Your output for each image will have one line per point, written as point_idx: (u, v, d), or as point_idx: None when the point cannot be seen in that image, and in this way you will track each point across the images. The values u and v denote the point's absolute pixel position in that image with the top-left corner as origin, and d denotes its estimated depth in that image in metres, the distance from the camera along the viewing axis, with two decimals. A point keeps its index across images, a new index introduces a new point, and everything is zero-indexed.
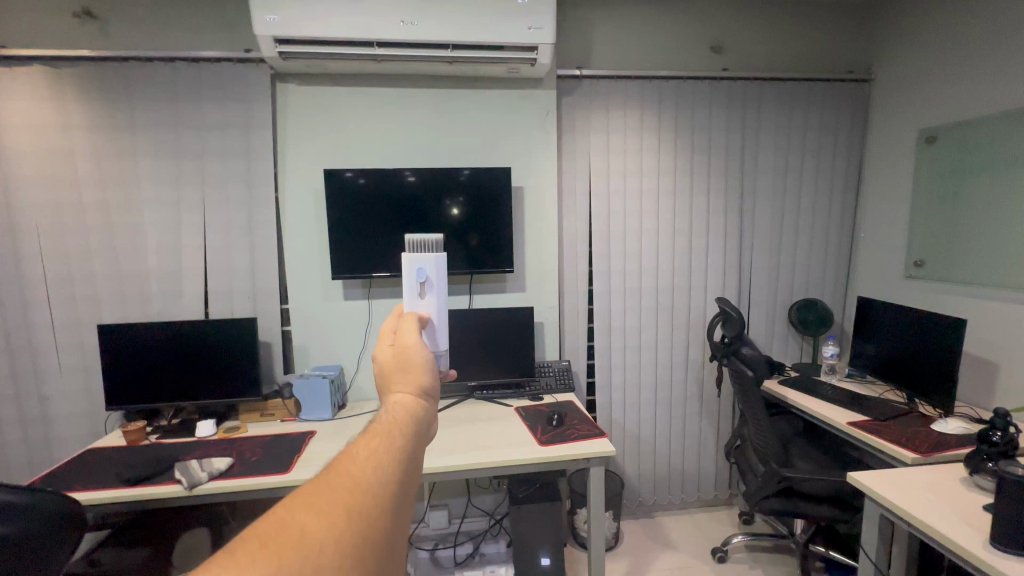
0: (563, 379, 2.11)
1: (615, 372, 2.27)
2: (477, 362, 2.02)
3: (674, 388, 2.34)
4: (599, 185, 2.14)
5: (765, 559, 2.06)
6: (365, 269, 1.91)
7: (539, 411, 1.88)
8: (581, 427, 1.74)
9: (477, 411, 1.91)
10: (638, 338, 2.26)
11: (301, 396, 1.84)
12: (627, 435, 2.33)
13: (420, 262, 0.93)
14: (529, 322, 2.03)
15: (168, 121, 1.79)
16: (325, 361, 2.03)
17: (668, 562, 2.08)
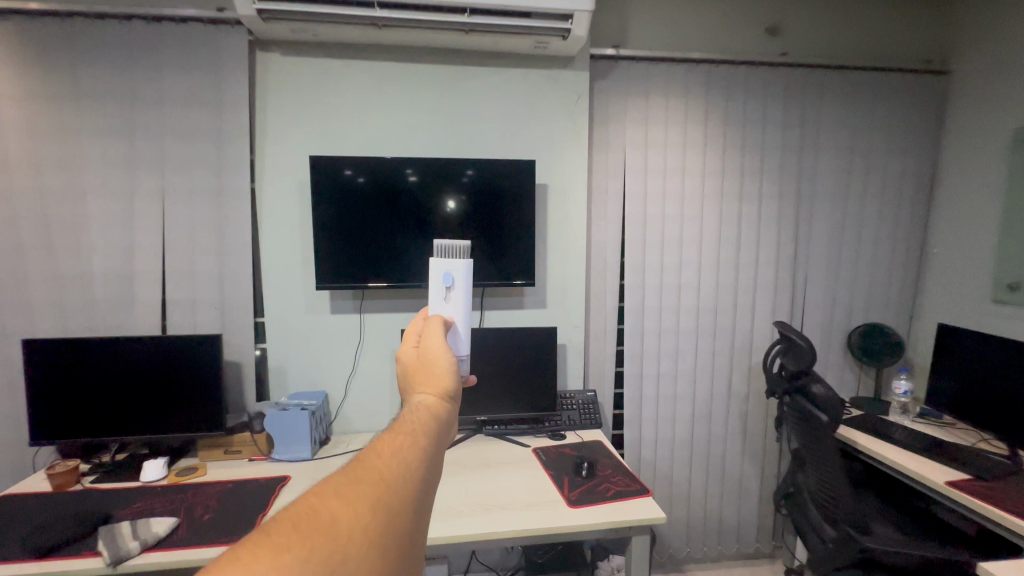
0: (588, 413, 1.78)
1: (646, 404, 1.94)
2: (488, 392, 1.69)
3: (713, 422, 2.01)
4: (634, 186, 1.82)
5: None
6: (357, 278, 1.59)
7: (564, 455, 1.55)
8: (619, 479, 1.41)
9: (487, 454, 1.58)
10: (675, 365, 1.94)
11: (276, 431, 1.51)
12: (658, 477, 2.00)
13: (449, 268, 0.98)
14: (551, 345, 1.71)
15: (121, 92, 1.47)
16: (306, 385, 1.70)
17: None
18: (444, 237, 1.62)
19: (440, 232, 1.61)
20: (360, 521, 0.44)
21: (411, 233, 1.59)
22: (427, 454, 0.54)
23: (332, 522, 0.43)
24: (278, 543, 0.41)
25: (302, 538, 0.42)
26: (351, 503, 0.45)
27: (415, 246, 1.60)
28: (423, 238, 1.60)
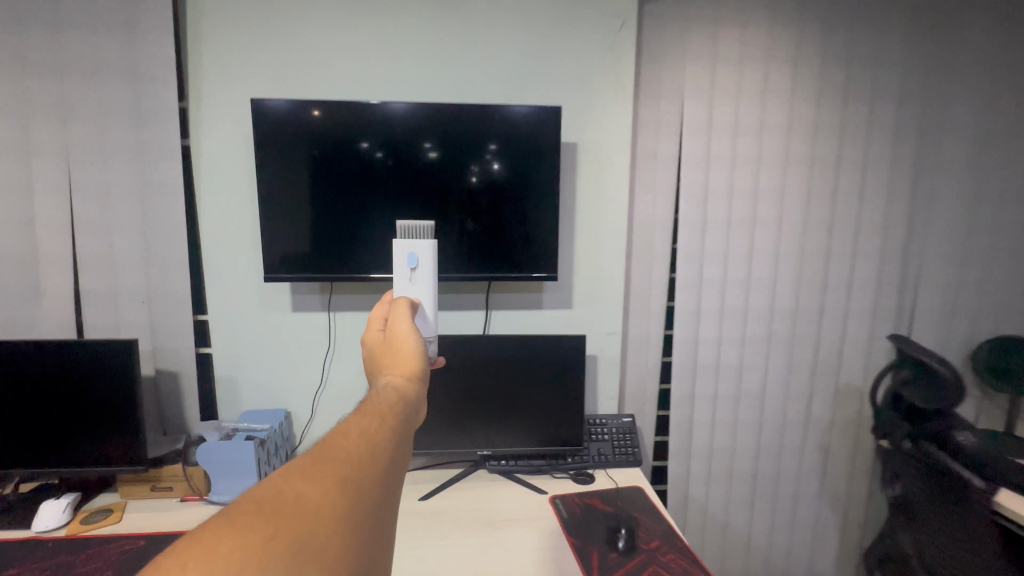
0: (624, 447, 1.37)
1: (697, 431, 1.51)
2: (492, 417, 1.30)
3: (784, 457, 1.56)
4: (694, 147, 1.36)
5: None
6: (323, 265, 1.22)
7: (592, 512, 1.15)
8: (671, 556, 1.00)
9: (489, 505, 1.18)
10: (738, 384, 1.50)
11: (214, 465, 1.16)
12: (709, 523, 1.58)
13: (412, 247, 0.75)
14: (575, 359, 1.30)
15: (9, 14, 1.11)
16: (264, 400, 1.35)
17: None
18: (434, 213, 1.22)
19: (431, 206, 1.22)
20: (334, 497, 0.41)
21: (392, 207, 1.21)
22: (398, 435, 0.50)
23: (303, 500, 0.39)
24: (245, 528, 0.36)
25: (272, 519, 0.37)
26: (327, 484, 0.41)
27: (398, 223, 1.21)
28: (408, 213, 1.22)
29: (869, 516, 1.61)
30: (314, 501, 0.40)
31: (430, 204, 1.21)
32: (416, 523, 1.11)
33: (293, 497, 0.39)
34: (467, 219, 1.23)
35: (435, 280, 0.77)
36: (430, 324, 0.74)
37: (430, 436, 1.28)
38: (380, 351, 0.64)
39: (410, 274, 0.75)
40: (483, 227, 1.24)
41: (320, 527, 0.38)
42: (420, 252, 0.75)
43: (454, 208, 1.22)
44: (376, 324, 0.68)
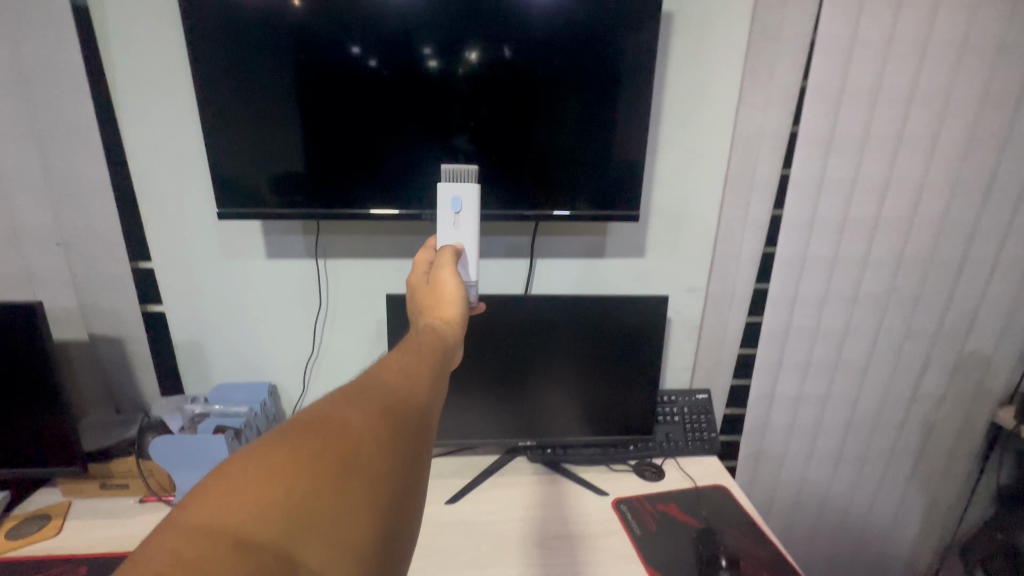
0: (698, 432, 1.10)
1: (780, 407, 1.23)
2: (534, 397, 1.01)
3: (879, 436, 1.29)
4: (837, 27, 0.93)
5: None
6: (262, 197, 0.84)
7: (671, 526, 0.90)
8: None
9: (535, 513, 0.93)
10: (839, 352, 1.19)
11: (178, 465, 0.89)
12: (777, 506, 1.35)
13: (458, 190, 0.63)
14: (644, 326, 0.98)
15: None
16: (241, 370, 1.05)
17: None
18: (443, 116, 0.83)
19: (435, 103, 0.82)
20: (380, 426, 0.35)
21: (337, 104, 0.81)
22: (439, 375, 0.43)
23: (348, 424, 0.34)
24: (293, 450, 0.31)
25: (318, 442, 0.32)
26: (368, 419, 0.35)
27: (386, 128, 0.83)
28: (403, 113, 0.82)
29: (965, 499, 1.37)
30: (354, 437, 0.33)
31: (393, 98, 0.81)
32: (444, 542, 0.86)
33: (337, 422, 0.34)
34: (460, 131, 0.84)
35: (479, 232, 0.64)
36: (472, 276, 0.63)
37: (455, 421, 1.01)
38: (422, 296, 0.54)
39: (454, 219, 0.63)
40: (480, 140, 0.85)
41: (358, 467, 0.32)
42: (466, 196, 0.63)
43: (431, 104, 0.82)
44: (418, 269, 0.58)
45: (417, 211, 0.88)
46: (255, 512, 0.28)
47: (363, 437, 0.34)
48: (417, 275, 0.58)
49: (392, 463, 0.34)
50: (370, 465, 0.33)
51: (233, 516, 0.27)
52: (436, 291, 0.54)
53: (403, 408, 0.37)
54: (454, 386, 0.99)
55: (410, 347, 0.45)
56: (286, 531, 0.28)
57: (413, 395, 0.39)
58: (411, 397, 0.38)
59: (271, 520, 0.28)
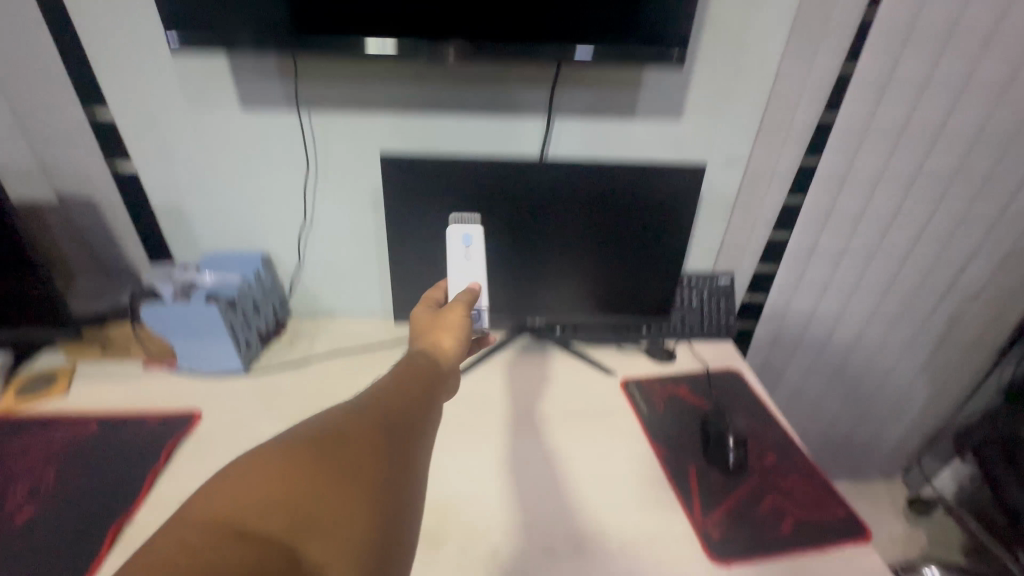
0: (714, 316, 1.05)
1: (804, 294, 1.16)
2: (542, 275, 0.94)
3: (902, 327, 1.23)
4: None
5: None
6: (216, 29, 0.69)
7: (680, 407, 0.88)
8: (793, 478, 0.75)
9: (542, 390, 0.91)
10: (882, 238, 1.08)
11: (173, 331, 0.86)
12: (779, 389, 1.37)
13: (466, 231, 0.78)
14: (668, 199, 0.87)
15: None
16: (231, 239, 0.99)
17: None
18: None
19: None
20: (372, 437, 0.36)
21: None
22: (433, 393, 0.44)
23: (343, 434, 0.36)
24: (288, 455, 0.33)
25: (312, 450, 0.34)
26: (364, 428, 0.37)
27: None
28: None
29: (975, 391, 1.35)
30: (349, 441, 0.35)
31: None
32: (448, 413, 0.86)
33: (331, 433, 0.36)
34: None
35: (486, 268, 0.78)
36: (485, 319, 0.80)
37: None
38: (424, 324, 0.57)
39: (466, 254, 0.78)
40: None
41: (352, 469, 0.34)
42: (474, 232, 0.78)
43: None
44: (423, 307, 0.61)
45: (405, 48, 0.71)
46: (256, 508, 0.30)
47: (357, 443, 0.35)
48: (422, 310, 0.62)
49: (386, 463, 0.36)
50: (364, 465, 0.35)
51: (237, 509, 0.30)
52: (438, 319, 0.58)
53: (396, 422, 0.39)
54: None
55: (407, 365, 0.46)
56: (283, 525, 0.30)
57: (408, 410, 0.40)
58: (404, 413, 0.40)
59: (271, 516, 0.30)
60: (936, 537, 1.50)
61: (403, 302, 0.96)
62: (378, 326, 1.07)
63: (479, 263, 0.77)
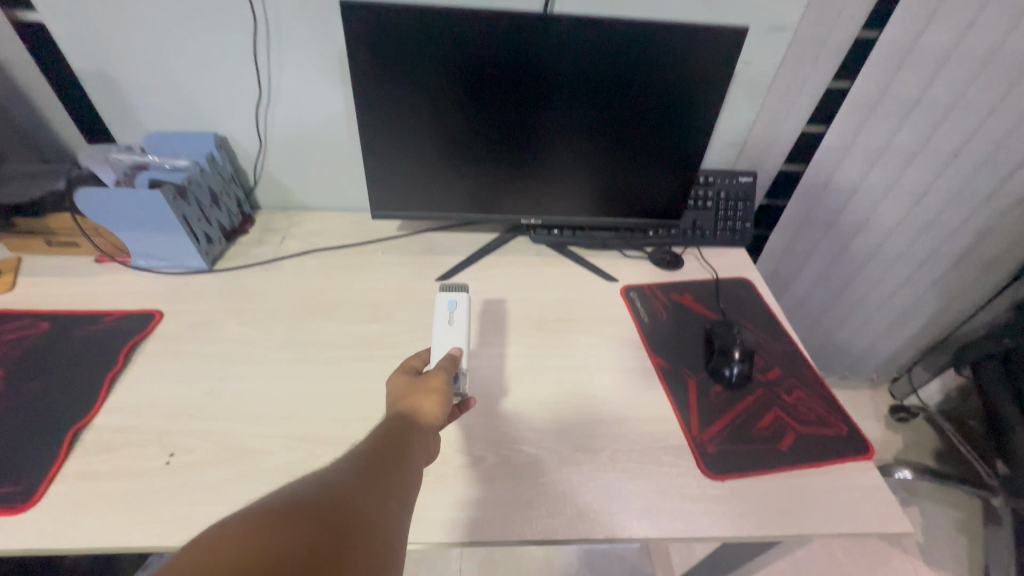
0: (730, 220, 0.95)
1: (835, 191, 1.09)
2: (536, 168, 0.82)
3: (924, 242, 1.12)
4: None
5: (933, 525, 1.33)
6: None
7: (683, 315, 0.82)
8: (797, 393, 0.71)
9: (535, 295, 0.84)
10: (931, 135, 0.95)
11: (121, 223, 0.76)
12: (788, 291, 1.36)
13: (453, 298, 0.68)
14: (693, 74, 0.72)
15: None
16: (179, 118, 0.85)
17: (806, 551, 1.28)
18: None
19: None
20: (340, 523, 0.33)
21: None
22: (407, 472, 0.42)
23: (309, 517, 0.33)
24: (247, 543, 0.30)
25: (274, 537, 0.31)
26: (338, 497, 0.35)
27: None
28: None
29: (991, 314, 1.28)
30: (317, 520, 0.33)
31: None
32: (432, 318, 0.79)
33: (297, 515, 0.33)
34: None
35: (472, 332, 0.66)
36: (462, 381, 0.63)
37: (435, 190, 0.84)
38: (403, 385, 0.53)
39: (449, 319, 0.66)
40: None
41: (325, 538, 0.32)
42: (460, 299, 0.67)
43: None
44: (410, 366, 0.56)
45: None
46: None
47: (331, 530, 0.33)
48: (402, 369, 0.55)
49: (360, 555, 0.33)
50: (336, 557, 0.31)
51: None
52: (419, 381, 0.53)
53: (372, 492, 0.37)
54: (442, 148, 0.79)
55: (382, 441, 0.44)
56: None
57: (383, 481, 0.39)
58: (375, 496, 0.37)
59: None
60: (912, 443, 1.49)
61: (379, 196, 0.84)
62: (356, 223, 0.97)
63: (462, 331, 0.65)
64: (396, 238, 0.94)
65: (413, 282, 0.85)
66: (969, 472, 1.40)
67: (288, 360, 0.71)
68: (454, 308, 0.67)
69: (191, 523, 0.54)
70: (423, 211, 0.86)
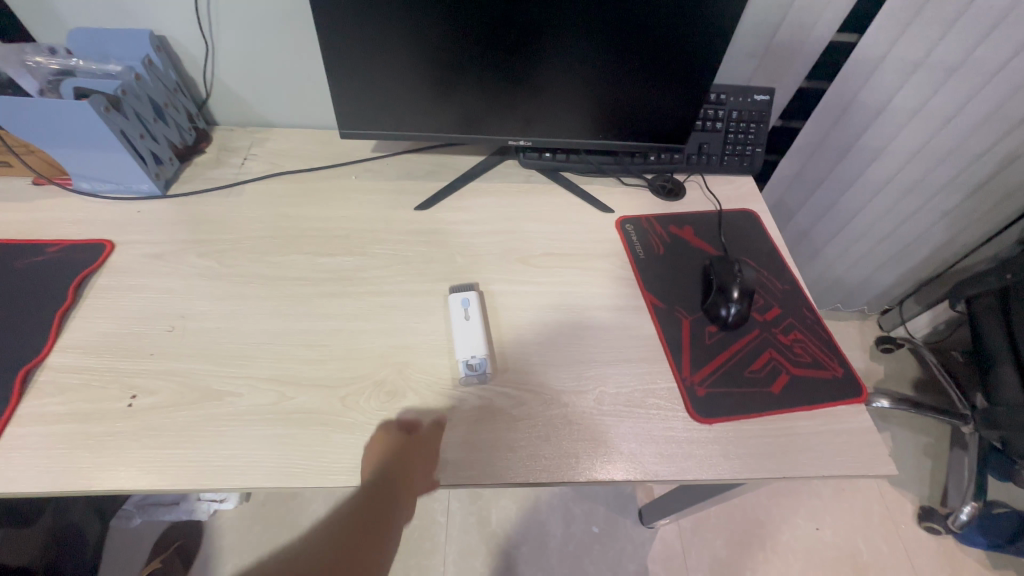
0: (739, 144, 0.86)
1: (859, 107, 0.99)
2: (526, 81, 0.72)
3: (945, 172, 1.04)
4: None
5: (903, 451, 1.39)
6: None
7: (681, 251, 0.76)
8: (794, 334, 0.68)
9: (524, 227, 0.78)
10: (976, 47, 0.83)
11: (52, 139, 0.67)
12: (793, 218, 1.30)
13: (465, 297, 0.65)
14: None
15: None
16: (107, 11, 0.72)
17: (791, 485, 1.32)
18: None
19: None
20: None
21: None
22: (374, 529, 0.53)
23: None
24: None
25: None
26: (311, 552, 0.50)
27: None
28: None
29: (997, 250, 1.23)
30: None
31: None
32: (411, 250, 0.73)
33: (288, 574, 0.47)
34: None
35: (486, 322, 0.64)
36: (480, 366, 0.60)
37: (413, 106, 0.74)
38: (391, 451, 0.54)
39: (465, 316, 0.64)
40: None
41: None
42: (473, 297, 0.65)
43: None
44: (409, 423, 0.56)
45: None
46: None
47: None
48: (384, 428, 0.56)
49: None
50: None
51: None
52: (415, 445, 0.55)
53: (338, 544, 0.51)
54: (417, 55, 0.68)
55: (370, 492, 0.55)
56: None
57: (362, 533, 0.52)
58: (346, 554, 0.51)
59: None
60: (893, 373, 1.52)
61: (346, 112, 0.74)
62: (326, 142, 0.87)
63: (479, 327, 0.63)
64: (373, 159, 0.86)
65: (391, 210, 0.78)
66: (945, 402, 1.43)
67: (255, 295, 0.66)
68: (468, 304, 0.64)
69: (160, 466, 0.51)
70: (397, 129, 0.76)
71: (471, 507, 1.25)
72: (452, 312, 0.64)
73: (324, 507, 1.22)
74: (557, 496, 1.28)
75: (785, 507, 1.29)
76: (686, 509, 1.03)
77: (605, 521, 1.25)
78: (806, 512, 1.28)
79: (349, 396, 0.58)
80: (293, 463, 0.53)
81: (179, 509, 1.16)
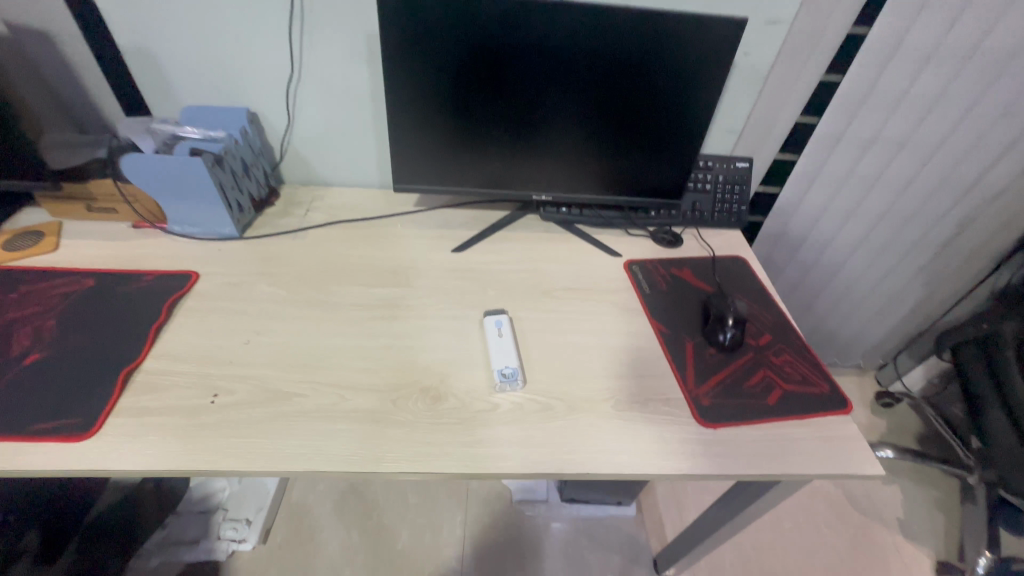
0: (727, 202, 1.01)
1: (829, 177, 1.15)
2: (548, 149, 0.88)
3: (909, 229, 1.19)
4: None
5: (914, 505, 1.40)
6: None
7: (681, 288, 0.88)
8: (784, 357, 0.77)
9: (545, 267, 0.90)
10: (915, 127, 1.01)
11: (160, 189, 0.81)
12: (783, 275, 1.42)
13: (498, 320, 0.76)
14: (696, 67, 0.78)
15: None
16: (214, 93, 0.91)
17: (804, 536, 1.32)
18: None
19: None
20: None
21: None
22: None
23: None
24: None
25: None
26: None
27: None
28: None
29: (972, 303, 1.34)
30: None
31: None
32: (449, 284, 0.85)
33: None
34: None
35: (518, 344, 0.74)
36: (513, 375, 0.70)
37: (453, 167, 0.89)
38: None
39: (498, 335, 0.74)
40: None
41: None
42: (506, 319, 0.76)
43: None
44: None
45: None
46: None
47: None
48: (428, 425, 0.64)
49: None
50: None
51: None
52: None
53: None
54: (460, 128, 0.84)
55: None
56: None
57: None
58: None
59: None
60: (895, 426, 1.57)
61: (398, 171, 0.89)
62: (375, 198, 1.03)
63: (510, 344, 0.73)
64: (415, 212, 1.00)
65: (431, 251, 0.91)
66: (948, 454, 1.47)
67: (317, 317, 0.77)
68: (501, 325, 0.75)
69: (238, 452, 0.59)
70: (439, 186, 0.91)
71: (484, 554, 1.25)
72: (488, 334, 0.75)
73: (340, 550, 1.23)
74: (571, 544, 1.28)
75: (799, 557, 1.28)
76: (698, 549, 1.05)
77: (618, 569, 1.24)
78: (822, 563, 1.27)
79: (399, 399, 0.67)
80: (352, 452, 0.61)
81: (199, 549, 1.18)
